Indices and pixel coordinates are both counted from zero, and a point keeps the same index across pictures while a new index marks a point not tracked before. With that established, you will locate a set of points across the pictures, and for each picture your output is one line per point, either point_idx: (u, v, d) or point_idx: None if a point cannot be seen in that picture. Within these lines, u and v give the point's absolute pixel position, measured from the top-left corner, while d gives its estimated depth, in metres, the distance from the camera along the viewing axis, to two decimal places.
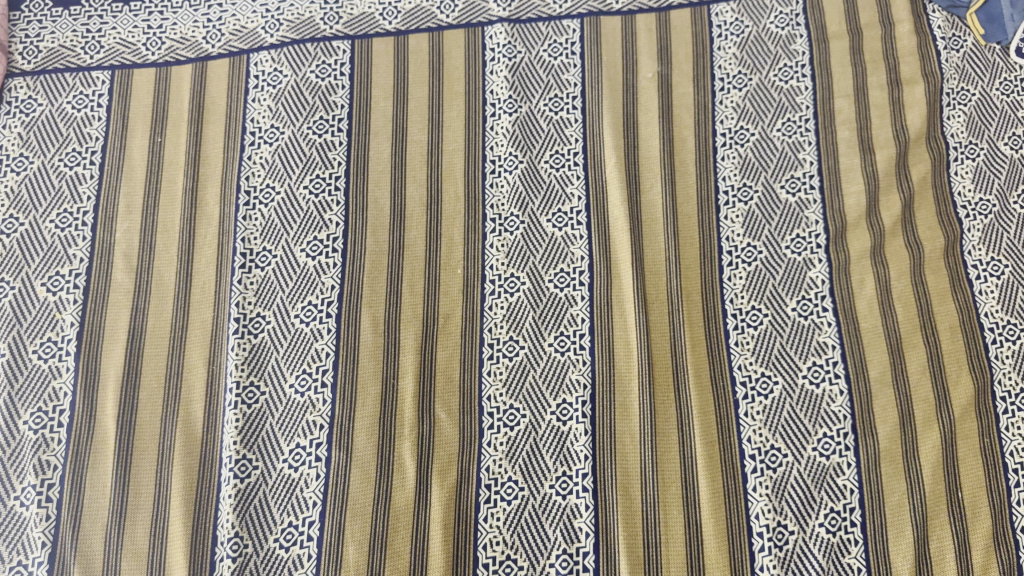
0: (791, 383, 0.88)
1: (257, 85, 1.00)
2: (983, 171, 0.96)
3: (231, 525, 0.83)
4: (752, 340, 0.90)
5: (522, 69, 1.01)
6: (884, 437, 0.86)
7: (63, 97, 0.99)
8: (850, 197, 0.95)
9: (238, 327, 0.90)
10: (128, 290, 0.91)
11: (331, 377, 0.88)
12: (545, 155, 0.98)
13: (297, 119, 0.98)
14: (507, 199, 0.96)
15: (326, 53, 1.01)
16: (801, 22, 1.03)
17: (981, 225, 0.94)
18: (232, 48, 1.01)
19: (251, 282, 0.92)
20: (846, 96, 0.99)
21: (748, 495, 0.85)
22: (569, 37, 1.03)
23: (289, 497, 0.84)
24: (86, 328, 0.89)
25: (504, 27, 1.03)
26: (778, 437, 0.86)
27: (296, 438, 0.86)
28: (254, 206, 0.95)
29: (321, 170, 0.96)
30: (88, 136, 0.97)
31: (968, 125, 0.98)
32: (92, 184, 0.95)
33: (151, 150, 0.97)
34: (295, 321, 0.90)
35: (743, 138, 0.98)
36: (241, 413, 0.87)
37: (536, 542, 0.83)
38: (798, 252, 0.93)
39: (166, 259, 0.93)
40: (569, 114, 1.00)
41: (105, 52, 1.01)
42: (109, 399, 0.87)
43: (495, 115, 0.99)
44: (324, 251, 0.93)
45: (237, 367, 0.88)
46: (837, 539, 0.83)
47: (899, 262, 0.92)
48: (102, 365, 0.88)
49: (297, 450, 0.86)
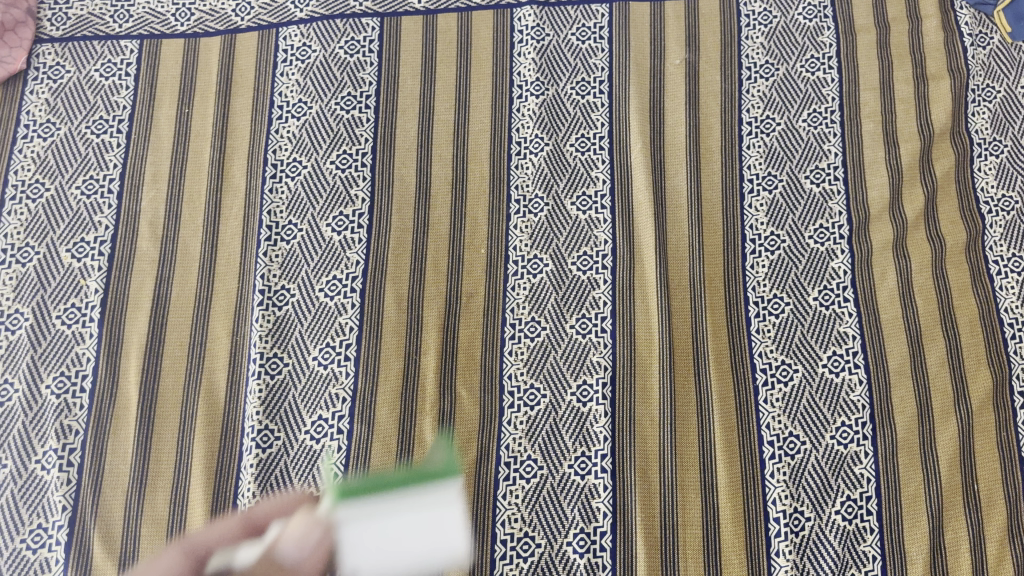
0: (811, 371, 0.89)
1: (285, 59, 1.00)
2: (1007, 168, 0.96)
3: (252, 494, 0.83)
4: (773, 328, 0.90)
5: (550, 53, 1.01)
6: (902, 427, 0.86)
7: (91, 65, 0.99)
8: (874, 189, 0.96)
9: (263, 298, 0.90)
10: (153, 260, 0.91)
11: (354, 351, 0.88)
12: (571, 139, 0.98)
13: (324, 94, 0.98)
14: (532, 180, 0.96)
15: (355, 29, 1.01)
16: (829, 12, 1.03)
17: (1004, 221, 0.94)
18: (262, 22, 1.01)
19: (276, 255, 0.92)
20: (872, 89, 0.99)
21: (765, 480, 0.85)
22: (597, 22, 1.03)
23: (310, 469, 0.84)
24: (110, 295, 0.90)
25: (533, 9, 1.03)
26: (797, 425, 0.87)
27: (319, 410, 0.86)
28: (280, 179, 0.95)
29: (347, 146, 0.96)
30: (115, 105, 0.97)
31: (992, 121, 0.98)
32: (118, 153, 0.95)
33: (178, 121, 0.97)
34: (319, 295, 0.91)
35: (769, 127, 0.99)
36: (264, 383, 0.87)
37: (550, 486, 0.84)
38: (821, 243, 0.94)
39: (192, 229, 0.93)
40: (596, 98, 1.00)
41: (134, 21, 1.01)
42: (133, 366, 0.87)
43: (522, 97, 0.99)
44: (349, 226, 0.93)
45: (262, 338, 0.88)
46: (853, 527, 0.84)
47: (921, 255, 0.93)
48: (126, 332, 0.88)
49: (320, 422, 0.86)
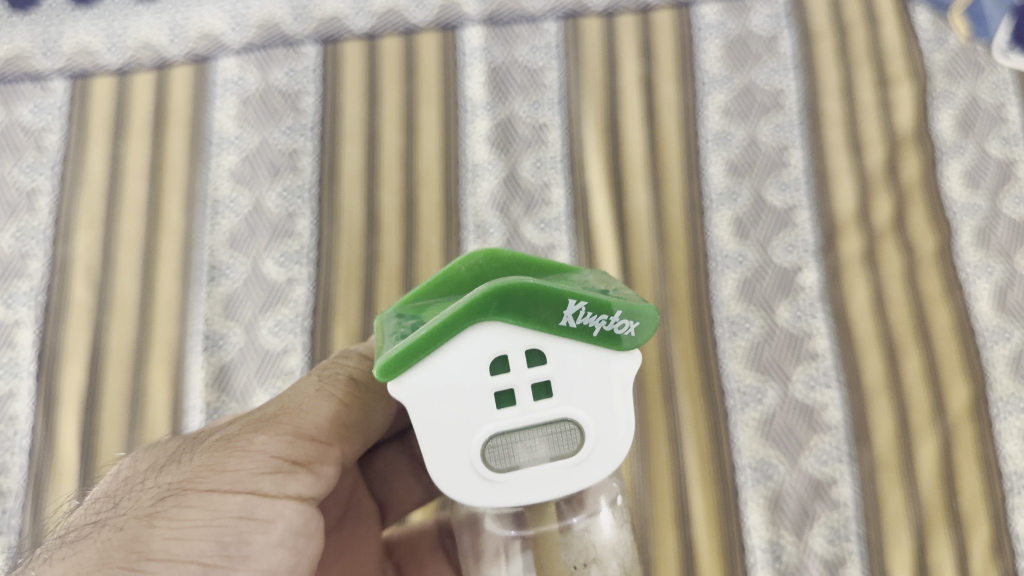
0: (784, 390, 0.85)
1: (223, 92, 0.95)
2: (973, 172, 0.93)
3: (205, 397, 0.86)
4: (745, 348, 0.87)
5: (500, 73, 0.97)
6: (880, 447, 0.84)
7: (20, 107, 0.94)
8: (840, 199, 0.92)
9: (206, 342, 0.87)
10: (89, 309, 0.88)
11: (303, 339, 0.87)
12: (525, 162, 0.94)
13: (265, 127, 0.94)
14: (487, 208, 0.92)
15: (293, 58, 0.97)
16: (786, 22, 0.99)
17: (974, 224, 0.91)
18: (196, 56, 0.96)
19: (212, 363, 0.87)
20: (836, 95, 0.96)
21: (742, 507, 0.82)
22: (547, 40, 0.98)
23: (268, 366, 0.86)
24: (46, 349, 0.87)
25: (482, 29, 0.98)
26: (772, 447, 0.84)
27: (269, 381, 0.86)
28: (220, 216, 0.91)
29: (290, 180, 0.93)
30: (46, 148, 0.93)
31: (955, 126, 0.94)
32: (51, 199, 0.91)
33: (111, 162, 0.93)
34: (263, 339, 0.87)
35: (729, 141, 0.95)
36: (211, 393, 0.86)
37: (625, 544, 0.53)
38: (787, 257, 0.90)
39: (129, 273, 0.89)
40: (549, 119, 0.96)
41: (64, 61, 0.95)
42: (69, 420, 0.85)
43: (474, 119, 0.95)
44: (294, 263, 0.90)
45: (205, 386, 0.86)
46: (835, 552, 0.81)
47: (891, 264, 0.89)
48: (63, 387, 0.86)
49: (270, 387, 0.85)
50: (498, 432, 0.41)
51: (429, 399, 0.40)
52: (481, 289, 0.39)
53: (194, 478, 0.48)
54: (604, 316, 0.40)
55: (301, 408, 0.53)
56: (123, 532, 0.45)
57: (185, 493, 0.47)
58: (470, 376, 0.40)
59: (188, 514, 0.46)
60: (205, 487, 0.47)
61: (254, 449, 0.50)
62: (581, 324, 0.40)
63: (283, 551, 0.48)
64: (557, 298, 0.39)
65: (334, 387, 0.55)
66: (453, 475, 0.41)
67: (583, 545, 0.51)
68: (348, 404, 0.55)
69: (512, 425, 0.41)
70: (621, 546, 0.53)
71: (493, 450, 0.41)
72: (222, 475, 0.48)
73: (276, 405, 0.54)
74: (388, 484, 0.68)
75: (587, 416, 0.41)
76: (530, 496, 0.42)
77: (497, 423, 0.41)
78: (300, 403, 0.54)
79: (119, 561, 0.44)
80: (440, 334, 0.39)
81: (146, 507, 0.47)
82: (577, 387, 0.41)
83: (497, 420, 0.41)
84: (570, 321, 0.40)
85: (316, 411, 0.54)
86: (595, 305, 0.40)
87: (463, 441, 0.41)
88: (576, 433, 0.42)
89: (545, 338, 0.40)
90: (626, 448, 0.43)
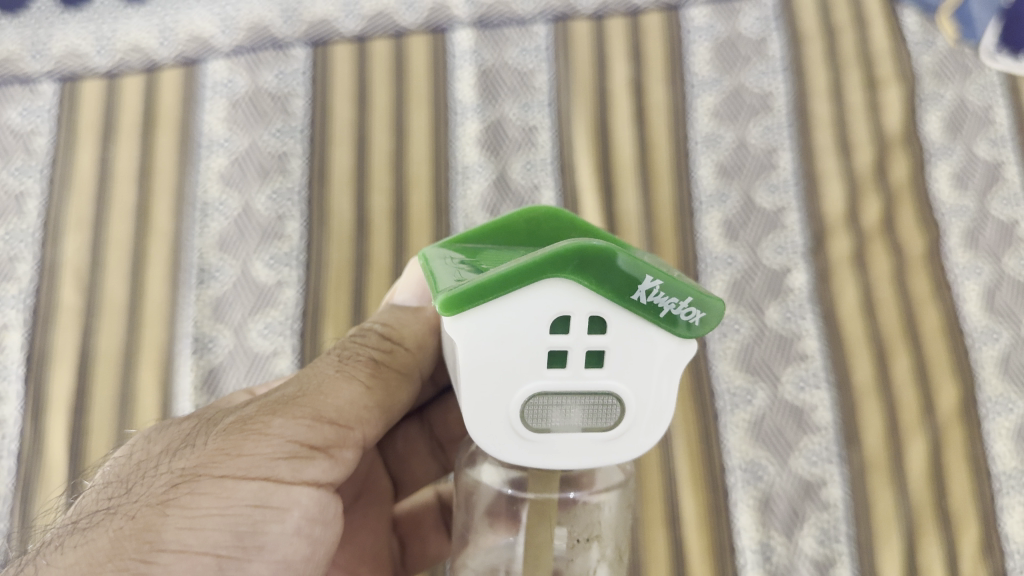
0: (773, 391, 0.85)
1: (213, 94, 0.95)
2: (961, 174, 0.93)
3: (194, 400, 0.85)
4: (735, 349, 0.87)
5: (490, 75, 0.97)
6: (870, 447, 0.84)
7: (8, 109, 0.94)
8: (829, 201, 0.93)
9: (195, 345, 0.87)
10: (78, 312, 0.88)
11: (292, 342, 0.87)
12: (515, 164, 0.95)
13: (255, 129, 0.94)
14: (477, 210, 0.92)
15: (282, 61, 0.96)
16: (775, 25, 0.99)
17: (962, 226, 0.91)
18: (186, 58, 0.95)
19: (202, 367, 0.87)
20: (824, 97, 0.96)
21: (732, 508, 0.83)
22: (536, 42, 0.98)
23: (258, 368, 0.86)
24: (35, 352, 0.87)
25: (472, 32, 0.98)
26: (762, 449, 0.84)
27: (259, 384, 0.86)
28: (209, 218, 0.91)
29: (279, 182, 0.92)
30: (34, 150, 0.93)
31: (944, 129, 0.95)
32: (39, 202, 0.91)
33: (100, 164, 0.92)
34: (252, 341, 0.87)
35: (718, 143, 0.95)
36: (200, 396, 0.86)
37: (623, 523, 0.57)
38: (777, 259, 0.91)
39: (118, 276, 0.89)
40: (539, 121, 0.96)
41: (53, 63, 0.94)
42: (59, 424, 0.85)
43: (464, 122, 0.96)
44: (283, 266, 0.90)
45: (194, 388, 0.86)
46: (825, 552, 0.82)
47: (881, 266, 0.90)
48: (52, 391, 0.86)
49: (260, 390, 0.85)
50: (541, 390, 0.41)
51: (484, 344, 0.40)
52: (566, 244, 0.38)
53: (208, 462, 0.48)
54: (676, 300, 0.39)
55: (320, 389, 0.52)
56: (135, 520, 0.46)
57: (198, 480, 0.47)
58: (530, 331, 0.40)
59: (202, 503, 0.46)
60: (218, 473, 0.47)
61: (271, 433, 0.49)
62: (652, 303, 0.39)
63: (296, 540, 0.50)
64: (637, 272, 0.38)
65: (354, 366, 0.55)
66: (490, 423, 0.41)
67: (588, 522, 0.54)
68: (370, 381, 0.55)
69: (558, 386, 0.41)
70: (619, 526, 0.56)
71: (532, 408, 0.41)
72: (236, 462, 0.48)
73: (295, 387, 0.53)
74: (406, 464, 0.71)
75: (630, 392, 0.41)
76: (556, 461, 0.42)
77: (546, 380, 0.41)
78: (320, 385, 0.53)
79: (133, 551, 0.44)
80: (512, 283, 0.38)
81: (159, 493, 0.47)
82: (631, 363, 0.41)
83: (544, 378, 0.41)
84: (642, 297, 0.39)
85: (337, 394, 0.53)
86: (670, 286, 0.39)
87: (508, 392, 0.41)
88: (617, 408, 0.42)
89: (613, 308, 0.40)
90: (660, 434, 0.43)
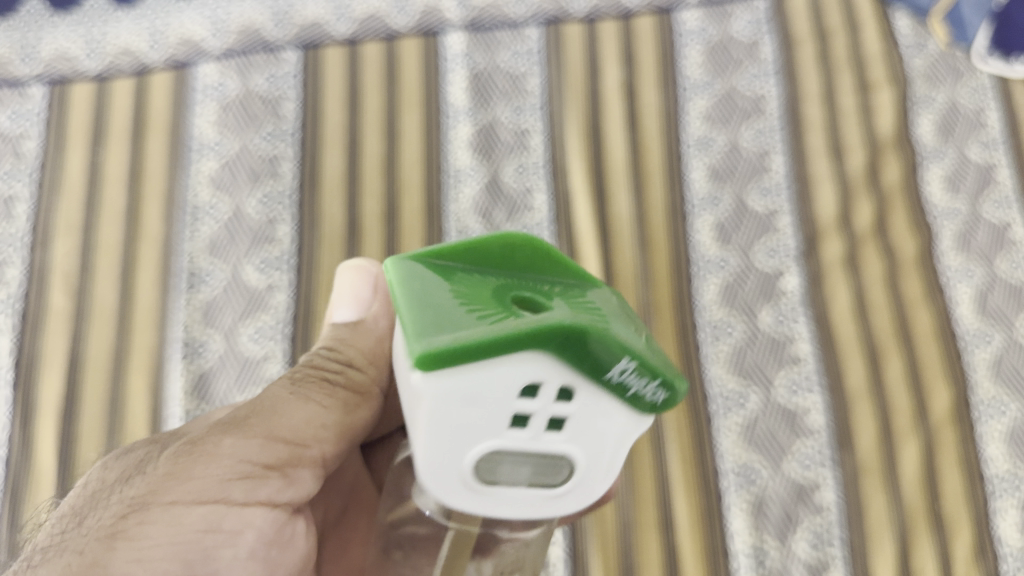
0: (766, 395, 0.85)
1: (203, 97, 0.95)
2: (953, 177, 0.93)
3: (185, 405, 0.84)
4: (727, 353, 0.87)
5: (482, 79, 0.97)
6: (864, 450, 0.84)
7: None
8: (822, 204, 0.93)
9: (185, 350, 0.86)
10: (67, 316, 0.87)
11: (283, 346, 0.86)
12: (508, 167, 0.94)
13: (245, 131, 0.94)
14: (469, 213, 0.92)
15: (272, 64, 0.97)
16: (766, 29, 0.99)
17: (955, 228, 0.91)
18: (176, 61, 0.96)
19: (192, 371, 0.86)
20: (815, 101, 0.96)
21: (727, 512, 0.82)
22: (527, 46, 0.98)
23: (249, 373, 0.85)
24: (23, 357, 0.86)
25: (463, 35, 0.98)
26: (756, 453, 0.84)
27: (250, 389, 0.84)
28: (200, 222, 0.91)
29: (270, 186, 0.92)
30: (23, 154, 0.92)
31: (936, 131, 0.95)
32: (28, 206, 0.91)
33: (89, 168, 0.92)
34: (243, 346, 0.86)
35: (710, 147, 0.95)
36: (190, 400, 0.84)
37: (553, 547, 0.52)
38: (769, 262, 0.90)
39: (107, 281, 0.88)
40: (532, 124, 0.96)
41: (42, 67, 0.94)
42: (46, 429, 0.84)
43: (456, 126, 0.95)
44: (274, 269, 0.89)
45: (184, 393, 0.85)
46: (819, 556, 0.81)
47: (873, 269, 0.90)
48: (40, 396, 0.85)
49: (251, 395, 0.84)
50: (497, 450, 0.38)
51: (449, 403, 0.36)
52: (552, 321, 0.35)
53: (155, 490, 0.47)
54: (646, 380, 0.37)
55: (273, 409, 0.52)
56: (83, 555, 0.45)
57: (147, 508, 0.47)
58: (497, 395, 0.36)
59: (151, 531, 0.46)
60: (168, 500, 0.47)
61: (220, 455, 0.49)
62: (622, 382, 0.37)
63: (249, 560, 0.51)
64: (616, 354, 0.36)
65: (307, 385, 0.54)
66: (440, 476, 0.38)
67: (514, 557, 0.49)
68: (327, 401, 0.54)
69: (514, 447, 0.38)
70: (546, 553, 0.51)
71: (484, 463, 0.38)
72: (185, 487, 0.48)
73: (247, 408, 0.52)
74: None
75: (583, 459, 0.39)
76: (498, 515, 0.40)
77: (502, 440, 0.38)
78: (274, 404, 0.52)
79: None
80: (490, 350, 0.35)
81: (106, 525, 0.46)
82: (589, 433, 0.39)
83: (504, 439, 0.37)
84: (614, 376, 0.37)
85: (290, 414, 0.52)
86: (643, 369, 0.37)
87: (462, 449, 0.37)
88: (566, 468, 0.39)
89: (585, 381, 0.37)
90: (605, 487, 0.41)
